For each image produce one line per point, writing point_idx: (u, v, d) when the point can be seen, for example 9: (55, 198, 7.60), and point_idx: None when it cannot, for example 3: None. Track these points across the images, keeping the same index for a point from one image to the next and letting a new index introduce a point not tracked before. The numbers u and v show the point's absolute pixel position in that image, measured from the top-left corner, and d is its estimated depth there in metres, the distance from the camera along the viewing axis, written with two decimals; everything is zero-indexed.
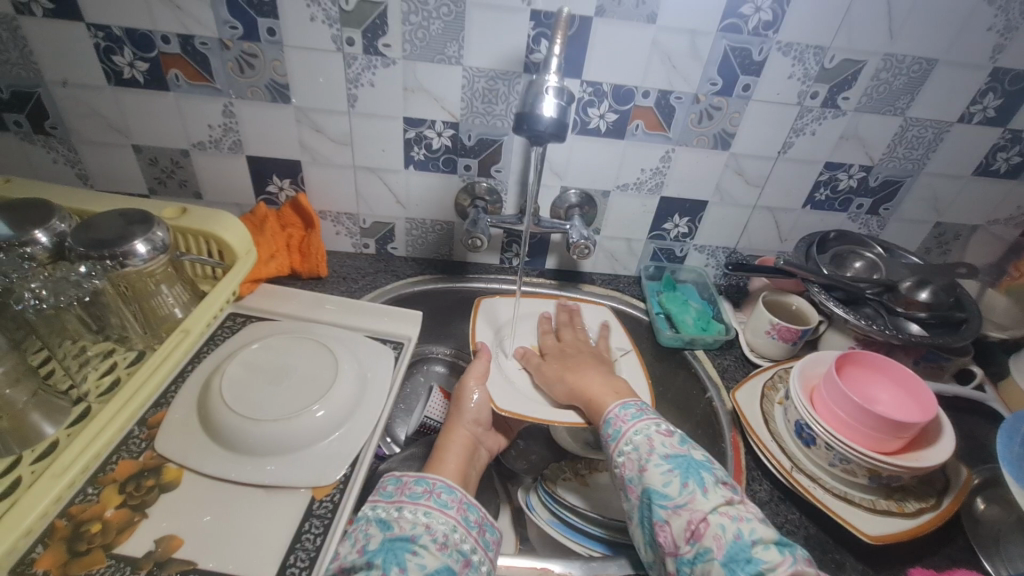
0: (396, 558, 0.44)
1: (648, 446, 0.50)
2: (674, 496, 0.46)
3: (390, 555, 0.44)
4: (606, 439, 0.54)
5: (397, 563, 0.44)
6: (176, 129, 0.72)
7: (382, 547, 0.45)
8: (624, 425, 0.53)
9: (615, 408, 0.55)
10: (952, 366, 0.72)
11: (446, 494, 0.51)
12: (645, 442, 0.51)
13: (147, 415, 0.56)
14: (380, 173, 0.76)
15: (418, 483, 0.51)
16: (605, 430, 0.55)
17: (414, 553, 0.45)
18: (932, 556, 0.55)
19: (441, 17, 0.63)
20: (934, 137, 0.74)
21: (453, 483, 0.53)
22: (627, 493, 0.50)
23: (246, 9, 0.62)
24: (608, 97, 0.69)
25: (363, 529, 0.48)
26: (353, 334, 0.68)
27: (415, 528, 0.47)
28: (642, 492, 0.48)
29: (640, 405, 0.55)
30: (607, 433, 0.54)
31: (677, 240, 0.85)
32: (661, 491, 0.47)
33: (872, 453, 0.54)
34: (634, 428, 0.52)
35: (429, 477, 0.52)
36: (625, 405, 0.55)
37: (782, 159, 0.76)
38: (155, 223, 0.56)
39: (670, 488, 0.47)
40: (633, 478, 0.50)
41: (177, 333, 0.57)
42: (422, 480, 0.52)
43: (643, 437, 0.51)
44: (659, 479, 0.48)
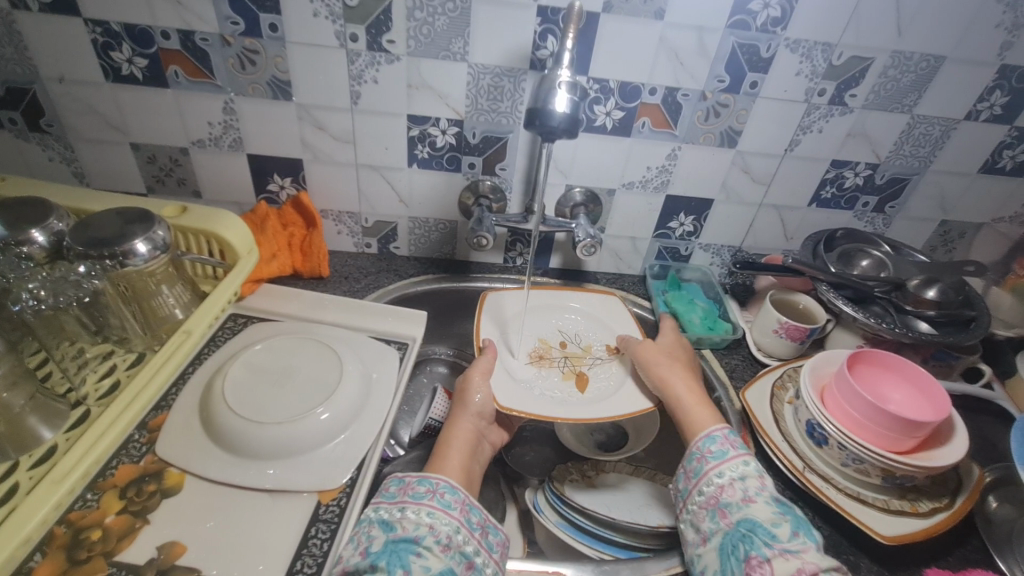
0: (400, 559, 0.43)
1: (759, 483, 0.48)
2: (783, 538, 0.43)
3: (394, 557, 0.43)
4: (700, 454, 0.52)
5: (401, 565, 0.42)
6: (175, 127, 0.70)
7: (385, 549, 0.44)
8: (731, 450, 0.51)
9: (722, 430, 0.53)
10: (961, 365, 0.72)
11: (450, 495, 0.49)
12: (756, 478, 0.48)
13: (147, 419, 0.54)
14: (382, 171, 0.75)
15: (421, 483, 0.50)
16: (702, 446, 0.52)
17: (419, 555, 0.44)
18: (947, 557, 0.54)
19: (447, 12, 0.62)
20: (941, 134, 0.74)
21: (454, 481, 0.51)
22: (714, 516, 0.48)
23: (248, 4, 0.61)
24: (615, 94, 0.69)
25: (363, 531, 0.46)
26: (357, 335, 0.67)
27: (419, 529, 0.46)
28: (741, 521, 0.45)
29: None
30: (705, 450, 0.52)
31: (682, 239, 0.85)
32: (768, 528, 0.44)
33: (886, 453, 0.53)
34: (745, 459, 0.50)
35: (431, 477, 0.51)
36: (735, 434, 0.53)
37: (789, 157, 0.75)
38: (156, 221, 0.55)
39: (779, 530, 0.44)
40: (732, 505, 0.47)
41: (179, 334, 0.56)
42: (424, 480, 0.50)
43: (755, 472, 0.49)
44: (767, 516, 0.45)
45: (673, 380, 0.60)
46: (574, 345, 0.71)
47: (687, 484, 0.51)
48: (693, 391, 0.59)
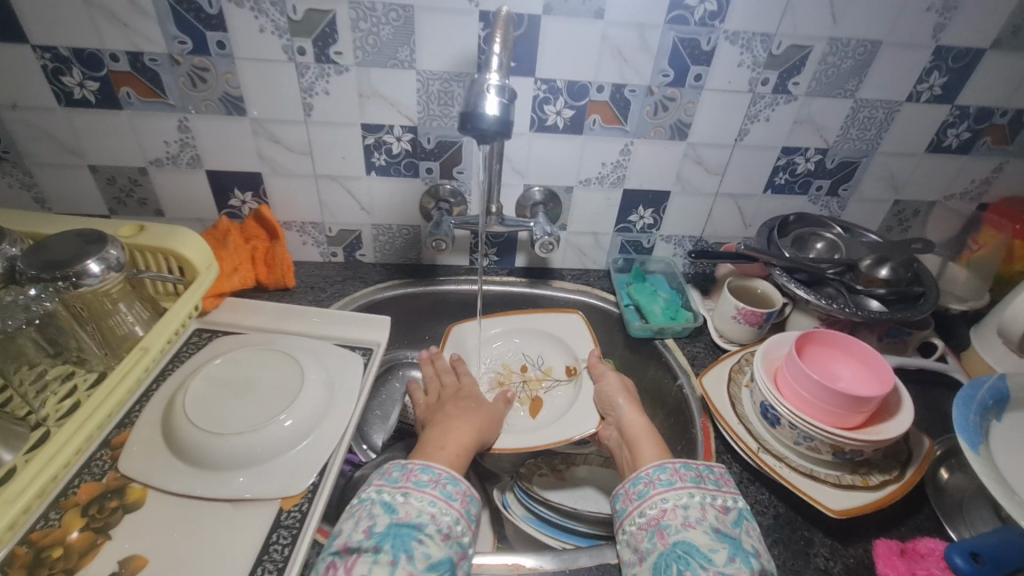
0: (405, 544, 0.44)
1: (701, 513, 0.49)
2: (718, 562, 0.45)
3: (398, 541, 0.45)
4: (648, 479, 0.53)
5: (405, 550, 0.44)
6: (132, 148, 0.71)
7: (389, 531, 0.45)
8: (679, 481, 0.52)
9: (677, 462, 0.54)
10: (914, 341, 0.74)
11: (451, 486, 0.51)
12: (698, 507, 0.49)
13: (110, 437, 0.55)
14: (341, 180, 0.76)
15: (424, 472, 0.51)
16: (652, 471, 0.53)
17: (420, 542, 0.45)
18: (898, 528, 0.56)
19: (391, 22, 0.63)
20: (885, 117, 0.75)
21: (454, 472, 0.53)
22: (651, 537, 0.49)
23: (193, 23, 0.62)
24: (563, 93, 0.70)
25: (367, 509, 0.48)
26: (322, 343, 0.68)
27: (422, 516, 0.47)
28: (678, 543, 0.47)
29: (710, 471, 0.53)
30: (653, 476, 0.53)
31: (643, 232, 0.86)
32: (705, 552, 0.45)
33: (835, 429, 0.55)
34: (691, 489, 0.51)
35: (433, 466, 0.52)
36: (687, 465, 0.53)
37: (739, 146, 0.77)
38: (109, 242, 0.56)
39: (716, 554, 0.45)
40: (670, 527, 0.48)
41: (136, 351, 0.56)
42: (428, 468, 0.52)
43: (698, 503, 0.49)
44: (704, 541, 0.46)
45: (621, 406, 0.64)
46: (534, 369, 0.77)
47: (628, 505, 0.52)
48: (637, 415, 0.63)
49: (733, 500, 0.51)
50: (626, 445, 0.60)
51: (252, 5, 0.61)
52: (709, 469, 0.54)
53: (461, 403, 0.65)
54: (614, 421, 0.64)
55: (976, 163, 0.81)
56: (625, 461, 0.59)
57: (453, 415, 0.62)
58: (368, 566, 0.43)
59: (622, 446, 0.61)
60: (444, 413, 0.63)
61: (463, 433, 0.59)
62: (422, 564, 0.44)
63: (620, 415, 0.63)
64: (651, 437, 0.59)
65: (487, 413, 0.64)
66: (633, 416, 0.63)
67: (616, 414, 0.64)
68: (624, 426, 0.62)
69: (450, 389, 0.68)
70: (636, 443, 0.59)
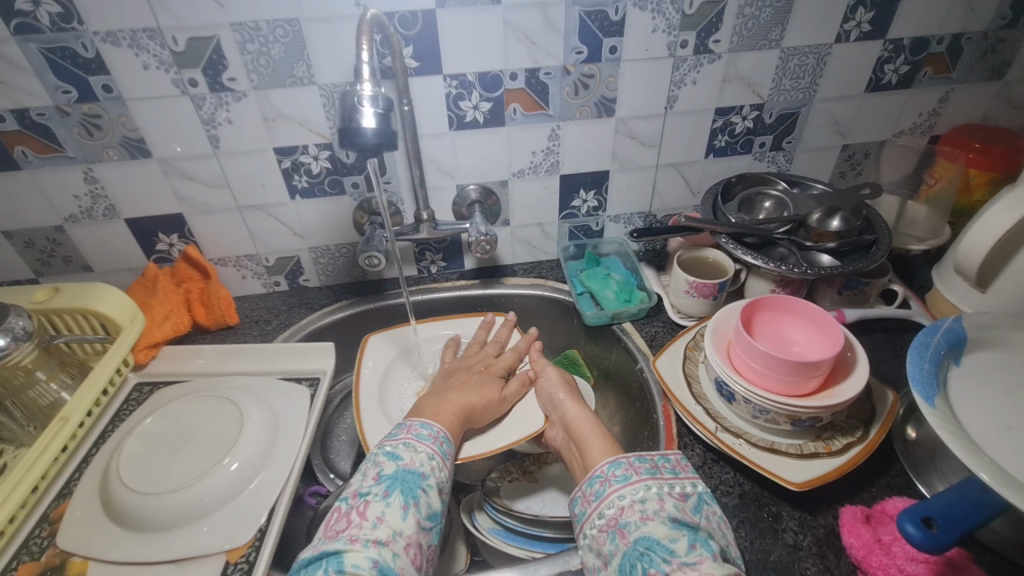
0: (412, 491, 0.47)
1: (659, 504, 0.45)
2: (680, 553, 0.41)
3: (407, 487, 0.47)
4: (603, 477, 0.49)
5: (414, 497, 0.47)
6: (42, 207, 0.68)
7: (397, 477, 0.48)
8: (635, 475, 0.48)
9: (629, 455, 0.50)
10: (875, 290, 0.71)
11: (446, 446, 0.54)
12: (656, 498, 0.46)
13: (47, 511, 0.54)
14: (266, 209, 0.73)
15: (424, 428, 0.54)
16: (606, 469, 0.50)
17: (424, 491, 0.48)
18: (867, 490, 0.54)
19: (279, 39, 0.60)
20: (817, 62, 0.72)
21: (448, 434, 0.56)
22: (612, 537, 0.45)
23: (73, 70, 0.59)
24: (476, 86, 0.67)
25: (372, 462, 0.50)
26: (266, 380, 0.67)
27: (425, 467, 0.50)
28: (638, 540, 0.43)
29: (663, 461, 0.50)
30: (608, 473, 0.49)
31: (590, 215, 0.84)
32: (666, 544, 0.42)
33: (790, 398, 0.52)
34: (647, 482, 0.47)
35: (432, 424, 0.55)
36: (641, 457, 0.50)
37: (670, 114, 0.74)
38: (11, 312, 0.54)
39: (677, 545, 0.42)
40: (630, 524, 0.45)
41: (56, 422, 0.55)
42: (426, 426, 0.55)
43: (656, 494, 0.46)
44: (664, 532, 0.43)
45: (562, 402, 0.63)
46: None
47: (586, 508, 0.49)
48: (579, 409, 0.61)
49: (692, 485, 0.48)
50: (573, 441, 0.58)
51: (129, 42, 0.58)
52: (664, 458, 0.50)
53: (473, 376, 0.66)
54: (558, 419, 0.62)
55: (921, 95, 0.77)
56: (574, 460, 0.57)
57: (458, 385, 0.64)
58: (382, 508, 0.45)
59: (570, 444, 0.59)
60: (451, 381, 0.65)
61: (463, 398, 0.61)
62: (425, 512, 0.47)
63: (562, 411, 0.62)
64: (595, 431, 0.57)
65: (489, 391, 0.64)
66: (575, 409, 0.61)
67: (559, 411, 0.63)
68: (569, 423, 0.60)
69: (472, 360, 0.69)
70: (580, 438, 0.57)
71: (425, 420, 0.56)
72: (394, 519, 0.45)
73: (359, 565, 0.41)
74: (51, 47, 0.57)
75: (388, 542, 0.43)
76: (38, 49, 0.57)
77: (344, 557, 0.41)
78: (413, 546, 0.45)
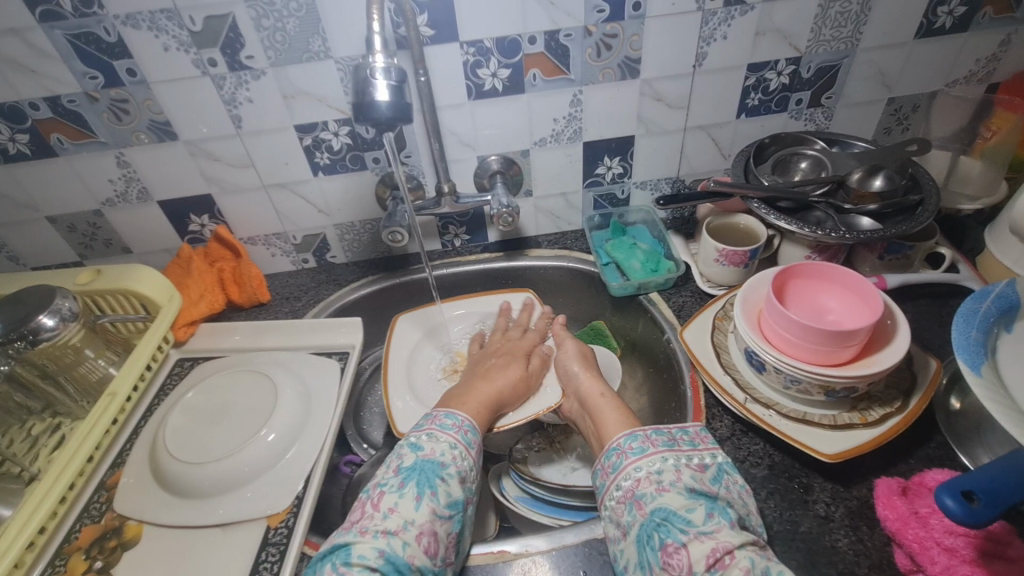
0: (429, 481, 0.47)
1: (676, 475, 0.45)
2: (698, 522, 0.41)
3: (423, 477, 0.47)
4: (620, 450, 0.49)
5: (429, 486, 0.47)
6: (80, 192, 0.71)
7: (415, 466, 0.48)
8: (651, 447, 0.48)
9: (645, 428, 0.50)
10: (920, 253, 0.68)
11: (472, 435, 0.53)
12: (673, 470, 0.46)
13: (104, 479, 0.58)
14: (291, 186, 0.74)
15: (449, 417, 0.54)
16: (622, 441, 0.49)
17: (444, 480, 0.48)
18: (906, 462, 0.52)
19: (294, 13, 0.59)
20: (860, 8, 0.66)
21: (476, 423, 0.56)
22: (630, 509, 0.45)
23: (97, 54, 0.60)
24: (494, 52, 0.64)
25: (396, 452, 0.50)
26: (298, 354, 0.69)
27: (446, 456, 0.50)
28: (655, 511, 0.43)
29: (676, 433, 0.49)
30: (625, 445, 0.49)
31: (615, 182, 0.81)
32: (683, 515, 0.42)
33: (823, 368, 0.51)
34: (664, 453, 0.47)
35: (457, 414, 0.55)
36: (658, 430, 0.50)
37: (699, 72, 0.70)
38: (58, 294, 0.58)
39: (694, 515, 0.42)
40: (646, 496, 0.44)
41: (104, 398, 0.59)
42: (453, 415, 0.55)
43: (673, 466, 0.46)
44: (681, 503, 0.43)
45: (576, 373, 0.63)
46: None
47: (605, 480, 0.48)
48: (593, 380, 0.61)
49: (711, 455, 0.48)
50: (587, 412, 0.59)
51: (149, 24, 0.58)
52: (682, 430, 0.50)
53: (499, 358, 0.66)
54: (573, 391, 0.63)
55: (979, 39, 0.71)
56: (590, 432, 0.58)
57: (484, 371, 0.64)
58: (395, 500, 0.45)
59: (584, 415, 0.60)
60: (479, 371, 0.64)
61: (491, 386, 0.60)
62: (444, 500, 0.47)
63: (577, 383, 0.62)
64: (608, 401, 0.57)
65: (521, 372, 0.64)
66: (589, 380, 0.61)
67: (573, 382, 0.63)
68: (582, 395, 0.60)
69: (502, 346, 0.69)
70: (593, 407, 0.58)
71: (450, 409, 0.56)
72: (406, 510, 0.45)
73: (366, 555, 0.41)
74: (75, 33, 0.58)
75: (398, 533, 0.43)
76: (63, 36, 0.58)
77: (353, 549, 0.42)
78: (426, 536, 0.44)
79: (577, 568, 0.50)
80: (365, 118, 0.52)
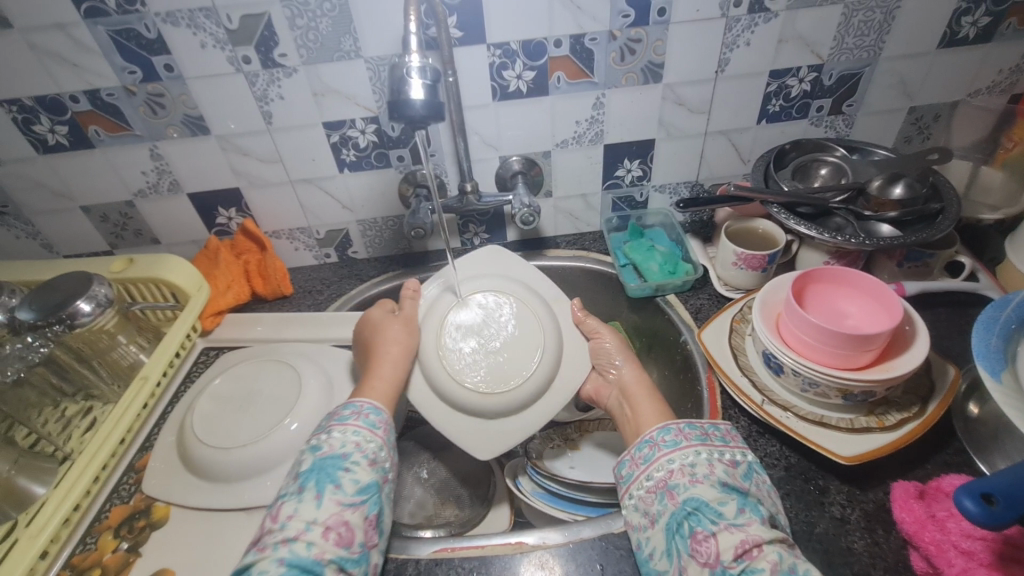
0: (329, 476, 0.46)
1: (709, 469, 0.46)
2: (729, 515, 0.42)
3: (323, 475, 0.47)
4: (653, 441, 0.50)
5: (331, 482, 0.46)
6: (114, 183, 0.73)
7: (313, 467, 0.47)
8: (685, 440, 0.48)
9: (678, 422, 0.51)
10: (940, 261, 0.68)
11: (374, 416, 0.53)
12: (706, 463, 0.46)
13: (133, 461, 0.59)
14: (317, 182, 0.76)
15: (348, 408, 0.53)
16: (655, 434, 0.50)
17: (347, 470, 0.47)
18: (922, 467, 0.53)
19: (327, 13, 0.60)
20: (884, 17, 0.67)
21: (380, 405, 0.55)
22: (661, 498, 0.46)
23: (137, 50, 0.62)
24: (520, 55, 0.66)
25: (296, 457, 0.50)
26: (320, 346, 0.70)
27: (347, 446, 0.49)
28: (688, 500, 0.44)
29: (710, 429, 0.50)
30: (658, 438, 0.50)
31: (634, 185, 0.82)
32: (714, 507, 0.43)
33: (841, 371, 0.51)
34: (697, 447, 0.48)
35: (357, 401, 0.54)
36: (691, 424, 0.50)
37: (721, 78, 0.71)
38: (95, 281, 0.60)
39: (726, 508, 0.43)
40: (679, 487, 0.45)
41: (136, 382, 0.61)
42: (350, 404, 0.54)
43: (706, 459, 0.46)
44: (714, 495, 0.44)
45: (620, 365, 0.62)
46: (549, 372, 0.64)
47: (634, 469, 0.49)
48: (637, 373, 0.61)
49: (742, 453, 0.48)
50: (627, 404, 0.59)
51: (188, 22, 0.60)
52: (715, 426, 0.51)
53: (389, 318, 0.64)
54: (614, 381, 0.62)
55: (1003, 49, 0.71)
56: (624, 423, 0.58)
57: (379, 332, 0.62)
58: (295, 506, 0.45)
59: (622, 406, 0.60)
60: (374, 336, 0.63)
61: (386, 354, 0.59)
62: (350, 489, 0.46)
63: (619, 374, 0.61)
64: (652, 398, 0.57)
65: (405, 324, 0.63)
66: (633, 374, 0.61)
67: (614, 373, 0.62)
68: (624, 386, 0.60)
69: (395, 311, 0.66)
70: (635, 399, 0.58)
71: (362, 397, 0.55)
72: (307, 512, 0.44)
73: (266, 570, 0.41)
74: (117, 29, 0.60)
75: (299, 537, 0.43)
76: (106, 31, 0.60)
77: (253, 568, 0.41)
78: (335, 529, 0.44)
79: (593, 562, 0.51)
80: (399, 117, 0.53)
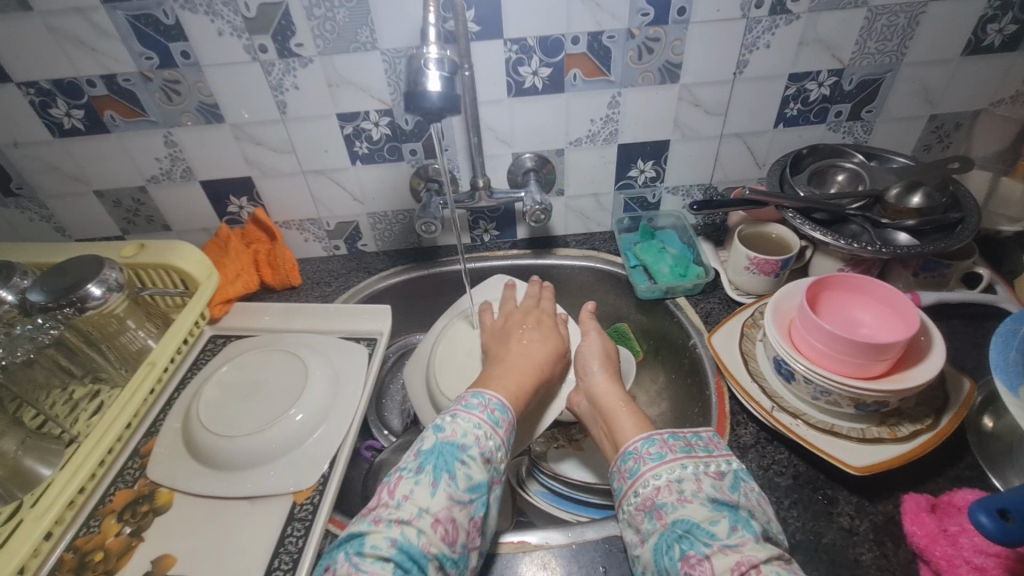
0: (446, 465, 0.46)
1: (697, 485, 0.45)
2: (721, 536, 0.41)
3: (441, 462, 0.46)
4: (637, 454, 0.49)
5: (447, 471, 0.46)
6: (128, 168, 0.73)
7: (434, 450, 0.47)
8: (669, 454, 0.48)
9: (662, 432, 0.50)
10: (956, 272, 0.67)
11: (499, 413, 0.51)
12: (693, 478, 0.46)
13: (139, 445, 0.60)
14: (329, 174, 0.75)
15: (475, 397, 0.52)
16: (640, 446, 0.50)
17: (463, 464, 0.46)
18: (934, 481, 0.52)
19: (344, 4, 0.60)
20: (908, 22, 0.66)
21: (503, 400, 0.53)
22: (650, 518, 0.45)
23: (155, 36, 0.62)
24: (537, 51, 0.65)
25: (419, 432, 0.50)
26: (328, 338, 0.70)
27: (467, 438, 0.48)
28: (677, 522, 0.43)
29: (693, 440, 0.50)
30: (642, 450, 0.49)
31: (647, 186, 0.82)
32: (706, 527, 0.42)
33: (852, 380, 0.50)
34: (683, 461, 0.47)
35: (485, 393, 0.53)
36: (675, 435, 0.50)
37: (739, 80, 0.70)
38: (105, 265, 0.60)
39: (718, 528, 0.42)
40: (667, 505, 0.45)
41: (144, 367, 0.61)
42: (479, 394, 0.53)
43: (692, 474, 0.46)
44: (704, 515, 0.43)
45: (594, 372, 0.61)
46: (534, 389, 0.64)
47: (622, 484, 0.49)
48: (610, 384, 0.59)
49: (727, 463, 0.48)
50: (599, 413, 0.57)
51: (205, 9, 0.60)
52: (697, 435, 0.50)
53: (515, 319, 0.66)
54: (585, 388, 0.61)
55: None
56: (600, 435, 0.56)
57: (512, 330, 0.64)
58: (411, 487, 0.45)
59: (595, 416, 0.58)
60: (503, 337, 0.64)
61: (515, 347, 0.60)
62: (462, 485, 0.46)
63: (591, 381, 0.61)
64: (624, 408, 0.56)
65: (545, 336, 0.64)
66: (605, 384, 0.59)
67: (588, 379, 0.61)
68: (595, 396, 0.59)
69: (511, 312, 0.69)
70: (607, 411, 0.56)
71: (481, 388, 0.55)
72: (421, 497, 0.44)
73: (379, 546, 0.41)
74: (136, 14, 0.60)
75: (412, 521, 0.43)
76: (124, 17, 0.60)
77: (366, 539, 0.42)
78: (443, 523, 0.43)
79: (597, 564, 0.50)
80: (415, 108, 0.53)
